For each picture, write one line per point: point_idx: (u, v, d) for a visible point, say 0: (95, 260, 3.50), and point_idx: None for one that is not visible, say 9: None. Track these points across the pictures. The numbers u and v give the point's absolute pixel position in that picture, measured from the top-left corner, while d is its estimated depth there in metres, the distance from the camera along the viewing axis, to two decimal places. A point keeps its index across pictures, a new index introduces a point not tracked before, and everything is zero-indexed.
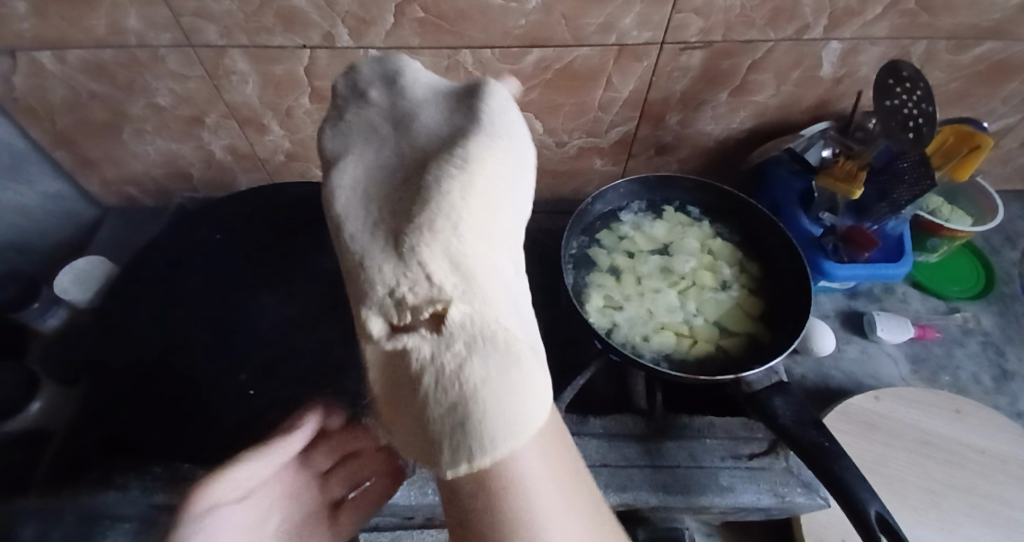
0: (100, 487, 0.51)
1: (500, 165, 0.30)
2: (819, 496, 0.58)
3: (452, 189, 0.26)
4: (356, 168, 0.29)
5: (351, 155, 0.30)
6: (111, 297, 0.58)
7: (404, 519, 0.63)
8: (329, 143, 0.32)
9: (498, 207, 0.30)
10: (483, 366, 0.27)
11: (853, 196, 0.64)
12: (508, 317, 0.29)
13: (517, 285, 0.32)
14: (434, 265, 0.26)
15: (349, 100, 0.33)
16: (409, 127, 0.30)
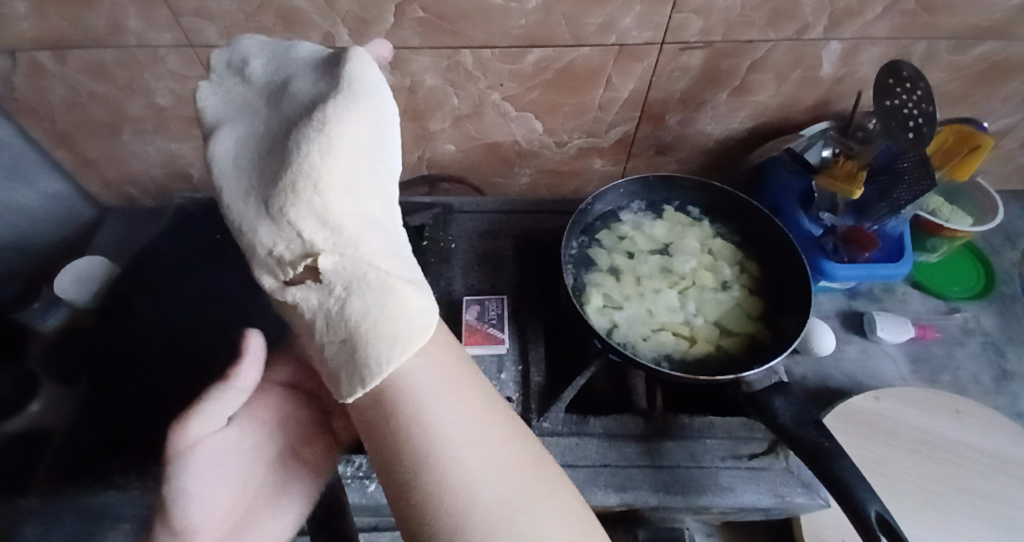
0: (99, 488, 0.50)
1: (360, 121, 0.33)
2: (819, 496, 0.58)
3: (307, 147, 0.31)
4: (232, 140, 0.35)
5: (226, 127, 0.36)
6: (113, 302, 0.60)
7: None
8: (209, 113, 0.37)
9: (362, 158, 0.33)
10: (355, 291, 0.31)
11: (854, 196, 0.64)
12: (380, 255, 0.33)
13: (393, 228, 0.36)
14: (303, 223, 0.31)
15: (224, 75, 0.38)
16: (278, 98, 0.35)
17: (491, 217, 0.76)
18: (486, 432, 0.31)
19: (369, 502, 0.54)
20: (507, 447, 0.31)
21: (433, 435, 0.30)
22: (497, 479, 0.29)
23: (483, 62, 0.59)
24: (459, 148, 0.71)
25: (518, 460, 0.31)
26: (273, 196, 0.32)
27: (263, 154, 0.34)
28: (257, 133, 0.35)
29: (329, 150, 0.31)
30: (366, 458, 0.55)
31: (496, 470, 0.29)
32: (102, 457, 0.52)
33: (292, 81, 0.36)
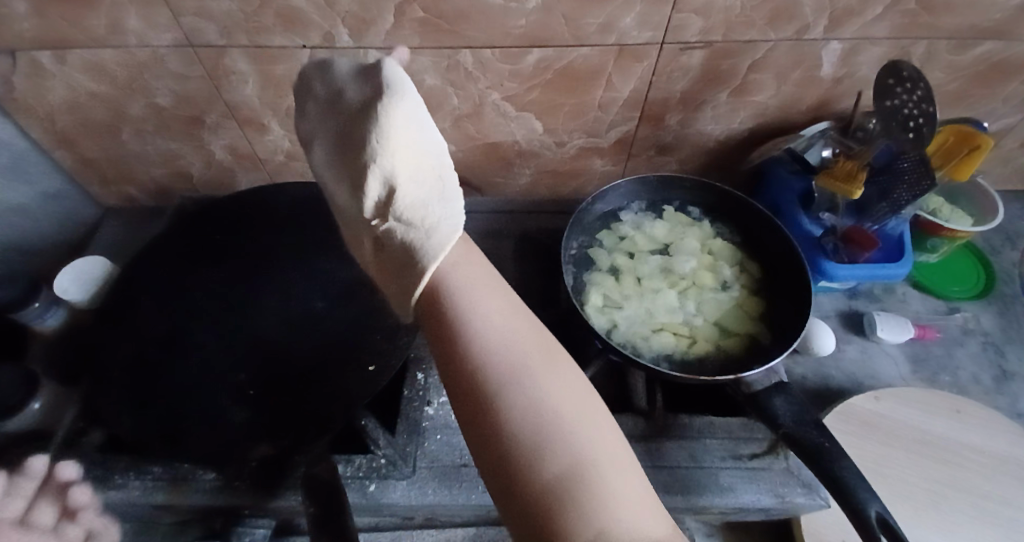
0: (100, 486, 0.51)
1: (407, 116, 0.42)
2: (819, 496, 0.58)
3: (369, 138, 0.41)
4: (323, 148, 0.47)
5: (318, 138, 0.47)
6: (116, 298, 0.59)
7: (404, 519, 0.63)
8: (304, 128, 0.49)
9: (405, 134, 0.41)
10: (412, 233, 0.40)
11: (854, 196, 0.63)
12: (429, 208, 0.40)
13: (442, 187, 0.41)
14: (372, 186, 0.41)
15: (303, 95, 0.50)
16: (343, 103, 0.45)
17: (491, 217, 0.77)
18: (517, 314, 0.37)
19: (369, 502, 0.54)
20: (531, 332, 0.36)
21: (473, 307, 0.36)
22: (524, 344, 0.35)
23: (483, 62, 0.59)
24: (459, 149, 0.71)
25: (537, 348, 0.35)
26: (359, 184, 0.43)
27: (339, 154, 0.45)
28: (333, 136, 0.46)
29: (385, 140, 0.41)
30: (366, 458, 0.55)
31: (516, 344, 0.34)
32: (103, 455, 0.52)
33: (343, 88, 0.45)
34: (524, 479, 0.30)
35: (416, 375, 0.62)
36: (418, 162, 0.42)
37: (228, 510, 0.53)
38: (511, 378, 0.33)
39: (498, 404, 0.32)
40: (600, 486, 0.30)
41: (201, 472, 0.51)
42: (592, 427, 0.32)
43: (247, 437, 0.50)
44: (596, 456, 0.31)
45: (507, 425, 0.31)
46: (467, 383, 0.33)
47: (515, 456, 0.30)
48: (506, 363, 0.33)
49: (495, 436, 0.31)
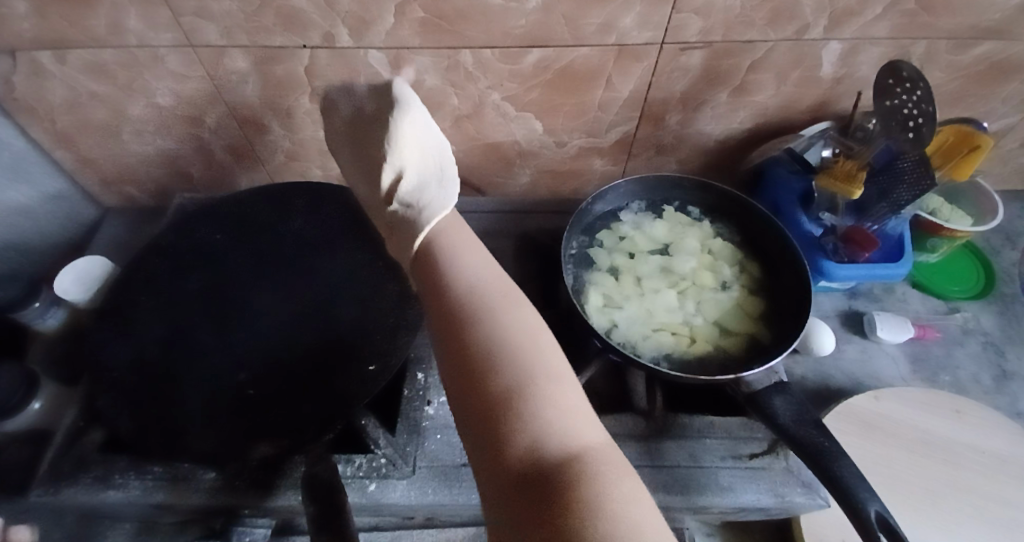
0: (99, 487, 0.51)
1: (415, 126, 0.54)
2: (819, 496, 0.58)
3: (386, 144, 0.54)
4: (347, 152, 0.62)
5: (339, 142, 0.62)
6: (115, 299, 0.58)
7: (404, 518, 0.63)
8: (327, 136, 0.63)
9: (415, 142, 0.55)
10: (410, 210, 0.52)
11: (853, 195, 0.63)
12: (430, 196, 0.52)
13: (439, 182, 0.54)
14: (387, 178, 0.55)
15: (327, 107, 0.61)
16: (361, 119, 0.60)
17: (492, 217, 0.78)
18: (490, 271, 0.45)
19: (369, 502, 0.54)
20: (498, 282, 0.43)
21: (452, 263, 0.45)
22: (493, 291, 0.42)
23: (483, 62, 0.59)
24: (459, 149, 0.71)
25: (500, 291, 0.42)
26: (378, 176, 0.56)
27: (367, 165, 0.59)
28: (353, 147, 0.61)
29: (397, 143, 0.54)
30: (365, 457, 0.55)
31: (484, 289, 0.42)
32: (102, 456, 0.52)
33: (362, 105, 0.59)
34: (480, 387, 0.36)
35: (416, 374, 0.62)
36: (422, 163, 0.55)
37: (228, 511, 0.52)
38: (478, 314, 0.40)
39: (465, 333, 0.39)
40: (540, 394, 0.36)
41: (202, 472, 0.51)
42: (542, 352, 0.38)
43: (248, 436, 0.50)
44: (541, 372, 0.37)
45: (471, 346, 0.38)
46: (444, 320, 0.41)
47: (473, 370, 0.37)
48: (477, 303, 0.41)
49: (461, 356, 0.38)
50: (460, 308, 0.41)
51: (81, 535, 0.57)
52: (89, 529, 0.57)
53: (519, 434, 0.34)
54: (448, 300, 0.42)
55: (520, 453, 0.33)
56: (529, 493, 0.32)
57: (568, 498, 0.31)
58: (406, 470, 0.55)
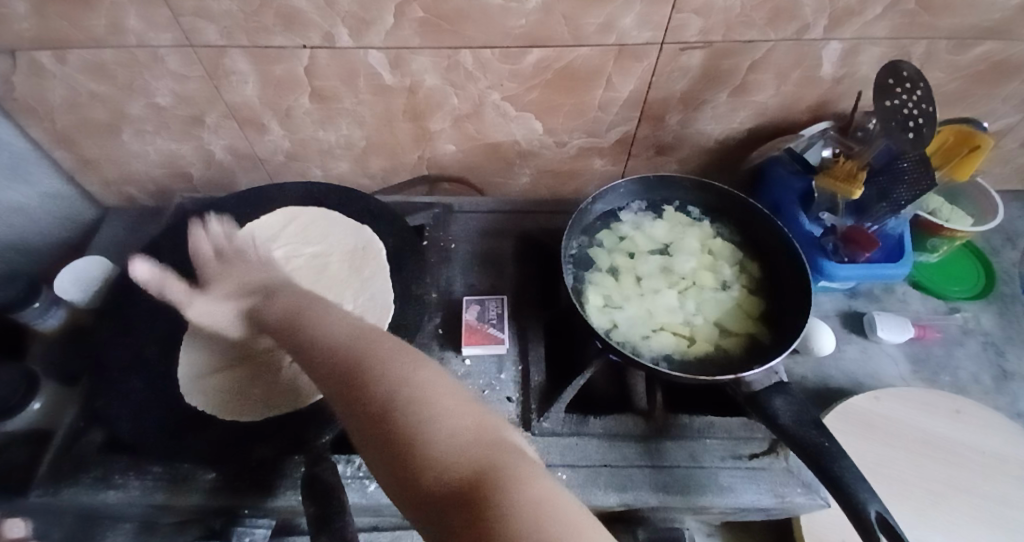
0: (98, 487, 0.50)
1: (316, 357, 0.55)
2: (819, 496, 0.58)
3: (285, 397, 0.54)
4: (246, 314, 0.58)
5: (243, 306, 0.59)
6: (114, 297, 0.58)
7: (404, 519, 0.62)
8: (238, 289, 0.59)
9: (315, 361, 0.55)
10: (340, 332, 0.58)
11: (853, 196, 0.63)
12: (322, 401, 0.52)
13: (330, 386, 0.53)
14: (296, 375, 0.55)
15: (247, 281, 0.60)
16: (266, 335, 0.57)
17: (491, 216, 0.76)
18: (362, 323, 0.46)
19: (369, 501, 0.53)
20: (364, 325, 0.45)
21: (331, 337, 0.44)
22: (370, 340, 0.43)
23: (483, 62, 0.59)
24: (459, 149, 0.71)
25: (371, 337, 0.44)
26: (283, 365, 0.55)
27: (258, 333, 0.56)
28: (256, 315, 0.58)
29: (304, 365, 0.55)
30: (366, 458, 0.55)
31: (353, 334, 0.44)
32: (103, 456, 0.52)
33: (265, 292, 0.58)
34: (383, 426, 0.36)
35: None
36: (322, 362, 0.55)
37: (227, 511, 0.52)
38: (359, 362, 0.40)
39: (354, 382, 0.39)
40: (439, 417, 0.35)
41: (202, 472, 0.51)
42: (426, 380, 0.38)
43: (248, 437, 0.50)
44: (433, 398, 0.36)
45: (361, 394, 0.38)
46: (325, 377, 0.41)
47: (368, 414, 0.37)
48: (354, 356, 0.41)
49: (354, 407, 0.38)
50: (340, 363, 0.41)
51: (82, 535, 0.57)
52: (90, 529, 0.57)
53: (431, 460, 0.33)
54: (326, 358, 0.43)
55: (434, 484, 0.32)
56: (454, 516, 0.30)
57: (484, 508, 0.30)
58: None
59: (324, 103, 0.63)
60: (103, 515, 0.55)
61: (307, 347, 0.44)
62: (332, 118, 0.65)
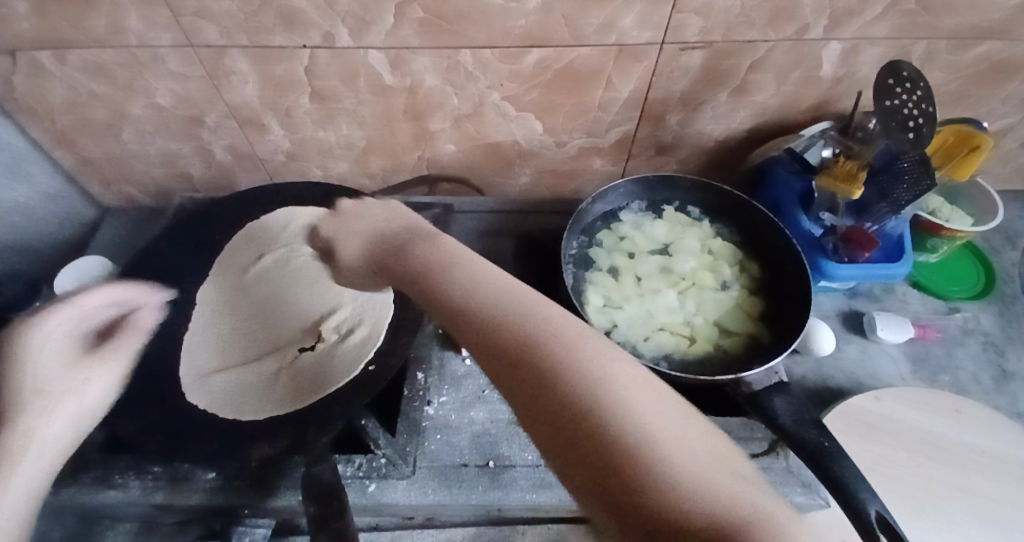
0: (99, 487, 0.51)
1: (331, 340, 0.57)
2: (819, 496, 0.58)
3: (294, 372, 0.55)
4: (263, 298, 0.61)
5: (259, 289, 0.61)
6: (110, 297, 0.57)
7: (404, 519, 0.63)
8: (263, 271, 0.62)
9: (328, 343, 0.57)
10: (345, 346, 0.57)
11: (854, 196, 0.63)
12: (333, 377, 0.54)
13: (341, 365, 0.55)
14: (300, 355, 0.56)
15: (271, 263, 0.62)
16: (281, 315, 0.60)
17: (491, 217, 0.76)
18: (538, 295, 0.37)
19: (369, 501, 0.53)
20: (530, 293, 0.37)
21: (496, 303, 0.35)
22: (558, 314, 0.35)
23: (483, 62, 0.59)
24: (459, 149, 0.71)
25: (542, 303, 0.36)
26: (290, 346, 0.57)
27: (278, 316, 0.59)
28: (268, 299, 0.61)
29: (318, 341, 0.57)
30: (365, 457, 0.55)
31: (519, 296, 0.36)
32: (103, 456, 0.52)
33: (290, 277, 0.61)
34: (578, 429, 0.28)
35: (415, 374, 0.62)
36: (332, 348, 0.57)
37: (228, 510, 0.52)
38: (541, 336, 0.32)
39: (538, 362, 0.31)
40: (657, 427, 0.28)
41: (201, 472, 0.51)
42: (631, 378, 0.31)
43: (246, 438, 0.50)
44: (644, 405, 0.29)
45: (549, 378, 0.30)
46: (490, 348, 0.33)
47: (562, 404, 0.29)
48: (531, 327, 0.33)
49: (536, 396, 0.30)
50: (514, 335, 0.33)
51: (82, 535, 0.57)
52: (90, 529, 0.57)
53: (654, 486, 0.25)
54: (498, 325, 0.34)
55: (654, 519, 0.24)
56: None
57: None
58: (406, 470, 0.54)
59: (323, 104, 0.63)
60: (102, 515, 0.56)
61: (464, 308, 0.36)
62: (331, 118, 0.65)
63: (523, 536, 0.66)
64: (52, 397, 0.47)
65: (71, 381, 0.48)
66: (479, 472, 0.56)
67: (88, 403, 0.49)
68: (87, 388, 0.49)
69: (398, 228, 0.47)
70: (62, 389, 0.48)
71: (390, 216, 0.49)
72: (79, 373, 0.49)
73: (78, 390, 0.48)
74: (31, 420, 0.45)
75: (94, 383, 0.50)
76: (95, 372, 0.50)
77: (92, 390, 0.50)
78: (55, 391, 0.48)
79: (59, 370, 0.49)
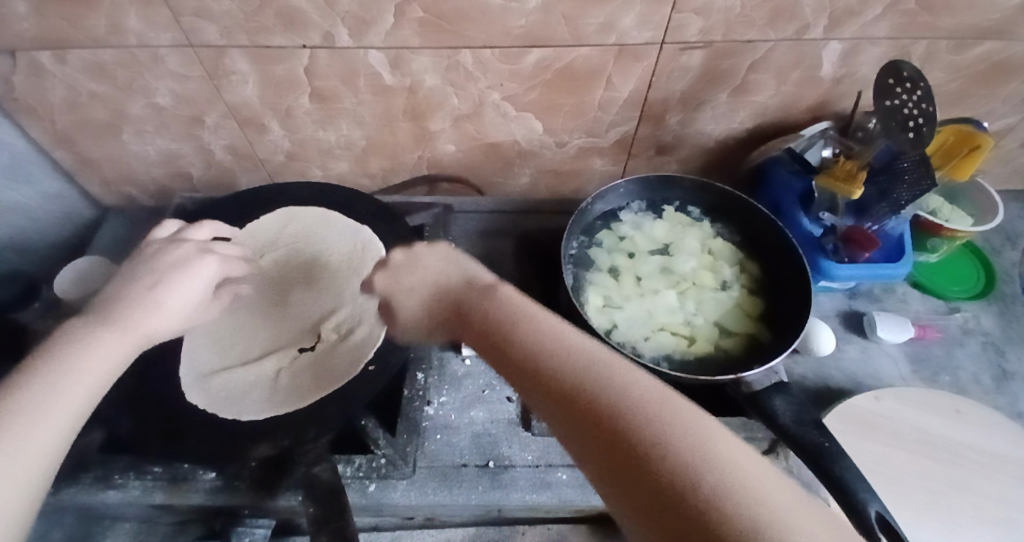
0: (99, 487, 0.51)
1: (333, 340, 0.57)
2: (819, 496, 0.58)
3: (292, 370, 0.55)
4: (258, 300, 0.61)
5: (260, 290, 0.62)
6: None
7: (403, 519, 0.65)
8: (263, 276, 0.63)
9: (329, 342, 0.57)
10: (345, 345, 0.57)
11: (853, 196, 0.63)
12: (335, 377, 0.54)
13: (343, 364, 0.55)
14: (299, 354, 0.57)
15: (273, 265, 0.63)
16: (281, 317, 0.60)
17: (491, 216, 0.76)
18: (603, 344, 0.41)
19: (369, 502, 0.53)
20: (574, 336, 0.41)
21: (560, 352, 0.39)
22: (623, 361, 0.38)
23: (483, 62, 0.59)
24: (459, 149, 0.71)
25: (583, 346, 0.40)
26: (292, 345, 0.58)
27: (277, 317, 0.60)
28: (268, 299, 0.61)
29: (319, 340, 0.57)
30: (366, 458, 0.54)
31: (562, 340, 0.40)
32: (103, 456, 0.52)
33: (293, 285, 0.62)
34: (649, 463, 0.30)
35: (415, 374, 0.60)
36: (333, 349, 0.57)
37: (228, 510, 0.53)
38: (609, 382, 0.35)
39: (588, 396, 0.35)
40: (727, 458, 0.30)
41: (201, 472, 0.51)
42: (696, 415, 0.33)
43: (246, 438, 0.50)
44: (712, 437, 0.31)
45: (618, 416, 0.33)
46: (559, 393, 0.36)
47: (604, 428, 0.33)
48: (600, 372, 0.36)
49: (606, 435, 0.33)
50: (583, 381, 0.36)
51: (82, 535, 0.57)
52: (90, 529, 0.57)
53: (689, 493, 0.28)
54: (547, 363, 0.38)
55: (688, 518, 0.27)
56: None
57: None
58: (407, 470, 0.54)
59: (323, 104, 0.63)
60: (102, 515, 0.56)
61: (532, 357, 0.39)
62: (331, 118, 0.65)
63: (523, 536, 0.65)
64: (174, 310, 0.52)
65: (188, 303, 0.53)
66: (479, 472, 0.56)
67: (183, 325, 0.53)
68: (192, 315, 0.54)
69: (459, 280, 0.51)
70: (183, 307, 0.53)
71: (447, 265, 0.53)
72: (197, 298, 0.54)
73: (187, 313, 0.53)
74: (148, 320, 0.50)
75: (199, 310, 0.54)
76: (203, 308, 0.55)
77: (195, 315, 0.54)
78: (181, 308, 0.52)
79: (193, 291, 0.54)
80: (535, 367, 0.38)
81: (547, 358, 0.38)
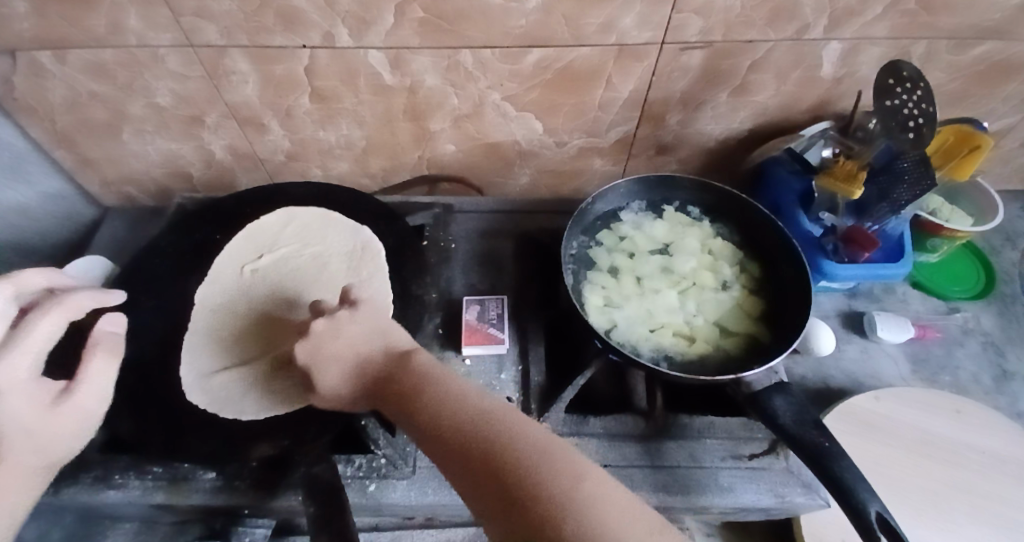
0: (99, 487, 0.51)
1: None
2: (819, 496, 0.58)
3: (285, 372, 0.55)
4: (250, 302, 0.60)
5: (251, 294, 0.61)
6: None
7: (404, 519, 0.62)
8: (256, 278, 0.62)
9: None
10: None
11: (854, 196, 0.63)
12: None
13: None
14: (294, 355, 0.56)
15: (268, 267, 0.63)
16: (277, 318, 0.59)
17: (491, 216, 0.76)
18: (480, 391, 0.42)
19: (369, 502, 0.53)
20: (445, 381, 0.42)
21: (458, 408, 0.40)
22: (513, 410, 0.40)
23: (483, 62, 0.59)
24: (459, 149, 0.71)
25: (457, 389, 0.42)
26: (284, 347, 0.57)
27: (274, 318, 0.59)
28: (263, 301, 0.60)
29: None
30: (365, 458, 0.54)
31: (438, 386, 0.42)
32: (102, 456, 0.52)
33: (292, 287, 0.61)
34: (524, 507, 0.33)
35: None
36: None
37: (229, 510, 0.52)
38: (497, 431, 0.37)
39: (459, 442, 0.37)
40: (593, 497, 0.33)
41: (202, 473, 0.51)
42: (571, 456, 0.36)
43: (247, 437, 0.50)
44: (583, 475, 0.34)
45: (500, 462, 0.35)
46: (447, 444, 0.38)
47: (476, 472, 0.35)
48: (490, 422, 0.38)
49: (485, 480, 0.35)
50: (477, 430, 0.38)
51: (82, 534, 0.57)
52: (90, 529, 0.57)
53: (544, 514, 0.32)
54: (426, 413, 0.40)
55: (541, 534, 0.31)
56: None
57: None
58: (407, 470, 0.54)
59: (323, 104, 0.63)
60: (103, 515, 0.56)
61: (425, 411, 0.40)
62: (332, 118, 0.65)
63: None
64: (23, 450, 0.41)
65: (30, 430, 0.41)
66: None
67: (67, 441, 0.43)
68: (61, 432, 0.43)
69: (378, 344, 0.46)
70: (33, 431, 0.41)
71: (372, 336, 0.46)
72: (33, 417, 0.42)
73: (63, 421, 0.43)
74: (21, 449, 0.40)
75: (74, 414, 0.44)
76: (71, 420, 0.44)
77: (69, 423, 0.44)
78: (27, 436, 0.41)
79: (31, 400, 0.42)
80: (428, 418, 0.40)
81: (446, 408, 0.40)
